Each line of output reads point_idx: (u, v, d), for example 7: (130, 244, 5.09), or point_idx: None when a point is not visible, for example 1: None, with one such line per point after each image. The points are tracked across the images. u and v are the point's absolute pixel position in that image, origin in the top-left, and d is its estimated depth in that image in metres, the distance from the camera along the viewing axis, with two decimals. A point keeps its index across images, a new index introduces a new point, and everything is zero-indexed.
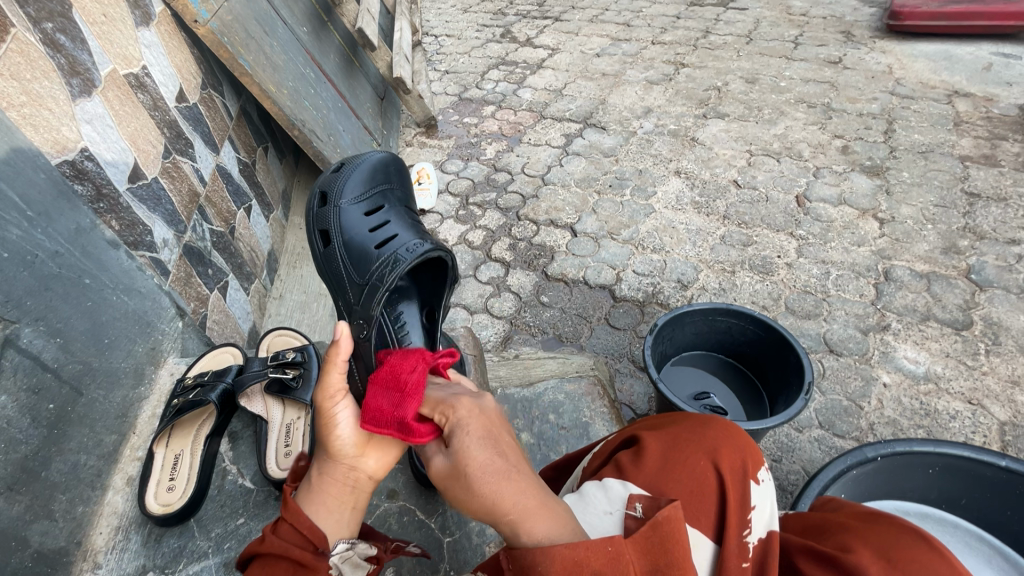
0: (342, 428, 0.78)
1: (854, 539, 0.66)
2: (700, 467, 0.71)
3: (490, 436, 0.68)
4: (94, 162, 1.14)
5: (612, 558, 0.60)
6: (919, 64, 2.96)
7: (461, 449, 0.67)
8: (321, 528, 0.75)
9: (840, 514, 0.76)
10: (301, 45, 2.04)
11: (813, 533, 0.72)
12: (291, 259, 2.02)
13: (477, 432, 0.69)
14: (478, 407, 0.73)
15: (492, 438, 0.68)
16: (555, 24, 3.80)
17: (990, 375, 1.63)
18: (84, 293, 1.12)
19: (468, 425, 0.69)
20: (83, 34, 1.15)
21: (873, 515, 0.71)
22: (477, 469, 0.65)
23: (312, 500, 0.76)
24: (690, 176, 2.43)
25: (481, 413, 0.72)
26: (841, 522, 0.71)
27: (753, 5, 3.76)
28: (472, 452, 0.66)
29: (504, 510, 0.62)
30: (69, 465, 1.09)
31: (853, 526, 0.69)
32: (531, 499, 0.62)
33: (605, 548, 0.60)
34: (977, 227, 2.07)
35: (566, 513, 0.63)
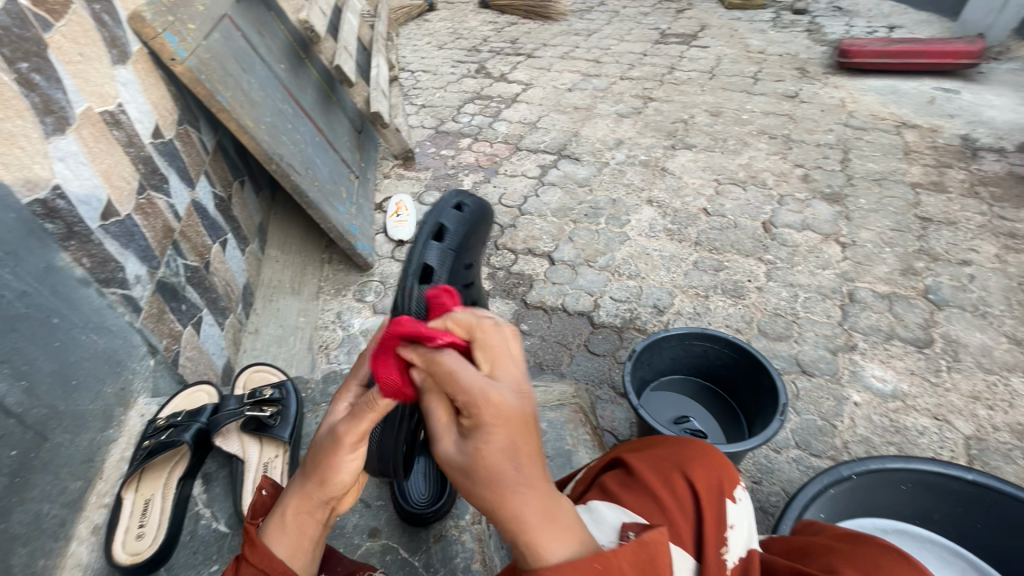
0: (341, 476, 0.70)
1: (840, 562, 0.67)
2: (674, 481, 0.74)
3: (514, 447, 0.53)
4: (66, 200, 1.11)
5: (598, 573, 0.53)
6: (868, 98, 3.17)
7: (478, 458, 0.53)
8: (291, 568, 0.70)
9: (824, 537, 0.77)
10: (279, 81, 2.07)
11: (800, 556, 0.73)
12: (267, 292, 2.02)
13: (500, 441, 0.53)
14: (509, 403, 0.54)
15: (514, 451, 0.53)
16: (527, 61, 3.94)
17: (953, 392, 1.69)
18: (52, 333, 1.09)
19: (491, 433, 0.53)
20: (58, 73, 1.15)
21: (855, 536, 0.73)
22: (490, 484, 0.53)
23: (277, 541, 0.70)
24: (661, 205, 2.51)
25: (514, 411, 0.54)
26: (825, 544, 0.73)
27: (714, 43, 3.98)
28: (486, 467, 0.53)
29: (512, 528, 0.54)
30: (31, 515, 1.04)
31: (838, 546, 0.71)
32: (537, 516, 0.54)
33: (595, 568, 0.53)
34: (931, 250, 2.18)
35: (580, 525, 0.56)
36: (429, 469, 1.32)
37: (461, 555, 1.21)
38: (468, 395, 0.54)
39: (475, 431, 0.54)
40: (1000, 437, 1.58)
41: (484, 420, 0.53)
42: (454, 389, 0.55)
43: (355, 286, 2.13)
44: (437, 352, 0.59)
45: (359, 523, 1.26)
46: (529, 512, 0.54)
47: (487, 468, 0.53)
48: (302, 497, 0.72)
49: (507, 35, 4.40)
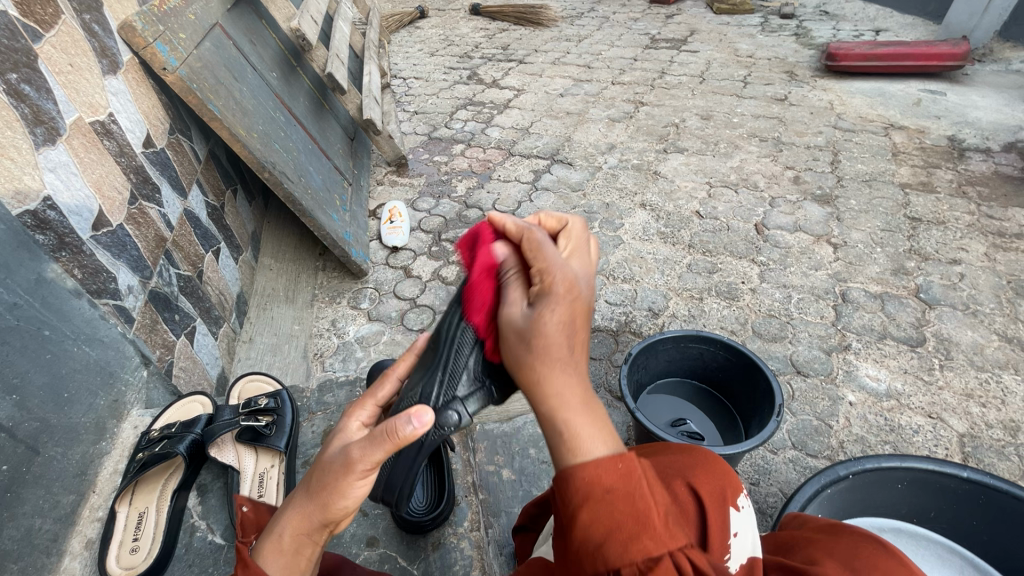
0: (344, 502, 0.74)
1: (818, 552, 0.68)
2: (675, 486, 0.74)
3: (570, 322, 0.71)
4: (57, 211, 1.10)
5: (625, 474, 0.61)
6: (856, 101, 3.20)
7: (540, 324, 0.71)
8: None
9: (807, 530, 0.78)
10: (270, 90, 2.07)
11: (784, 549, 0.74)
12: (261, 301, 2.01)
13: (561, 315, 0.71)
14: (575, 289, 0.75)
15: (571, 326, 0.71)
16: (519, 67, 3.96)
17: (946, 390, 1.71)
18: (43, 346, 1.08)
19: (556, 305, 0.72)
20: (48, 83, 1.14)
21: (834, 528, 0.74)
22: (545, 352, 0.69)
23: (273, 559, 0.72)
24: (655, 209, 2.52)
25: (581, 295, 0.75)
26: (806, 537, 0.74)
27: (704, 48, 4.02)
28: (551, 333, 0.70)
29: (552, 395, 0.68)
30: (23, 530, 1.02)
31: (817, 538, 0.72)
32: (576, 397, 0.67)
33: (617, 467, 0.62)
34: (922, 250, 2.20)
35: (613, 428, 0.67)
36: (429, 478, 1.32)
37: (460, 563, 1.20)
38: (546, 270, 0.77)
39: (546, 301, 0.73)
40: (994, 434, 1.59)
41: (556, 293, 0.73)
42: (539, 267, 0.78)
43: (350, 293, 2.13)
44: (524, 238, 0.84)
45: (356, 533, 1.25)
46: (570, 394, 0.68)
47: (545, 338, 0.70)
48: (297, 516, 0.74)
49: (498, 42, 4.42)
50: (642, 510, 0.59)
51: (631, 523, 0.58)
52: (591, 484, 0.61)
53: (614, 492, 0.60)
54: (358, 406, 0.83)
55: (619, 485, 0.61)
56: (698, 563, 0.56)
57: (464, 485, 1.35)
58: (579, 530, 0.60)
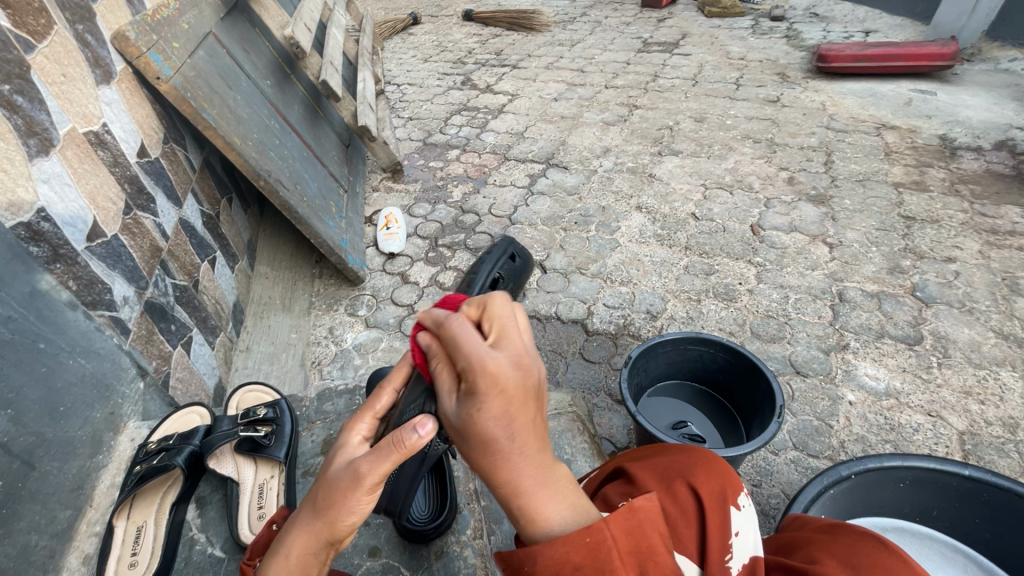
0: (348, 520, 0.73)
1: (819, 552, 0.68)
2: (676, 489, 0.73)
3: (508, 417, 0.60)
4: (51, 222, 1.09)
5: (592, 549, 0.56)
6: (848, 101, 3.23)
7: (471, 425, 0.60)
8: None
9: (809, 530, 0.78)
10: (265, 98, 2.07)
11: (783, 551, 0.74)
12: (258, 309, 2.00)
13: (495, 410, 0.60)
14: (506, 378, 0.61)
15: (509, 420, 0.60)
16: (512, 72, 3.97)
17: (945, 387, 1.71)
18: (38, 359, 1.07)
19: (487, 403, 0.60)
20: (41, 94, 1.14)
21: (835, 527, 0.74)
22: (484, 446, 0.60)
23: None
24: (651, 211, 2.53)
25: (512, 383, 0.61)
26: (807, 537, 0.74)
27: (696, 51, 4.05)
28: (486, 432, 0.60)
29: (508, 491, 0.60)
30: (20, 547, 1.01)
31: (818, 539, 0.72)
32: (530, 479, 0.60)
33: (585, 540, 0.56)
34: (916, 248, 2.22)
35: (575, 495, 0.60)
36: (430, 487, 1.31)
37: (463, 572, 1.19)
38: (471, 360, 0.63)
39: (473, 399, 0.61)
40: (993, 430, 1.60)
41: (482, 389, 0.61)
42: (462, 358, 0.64)
43: (347, 301, 2.12)
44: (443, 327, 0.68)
45: (358, 543, 1.24)
46: (521, 482, 0.60)
47: (482, 436, 0.60)
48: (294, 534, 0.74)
49: (491, 47, 4.44)
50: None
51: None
52: (557, 567, 0.55)
53: (583, 570, 0.55)
54: (359, 416, 0.81)
55: (587, 560, 0.55)
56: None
57: (466, 492, 1.34)
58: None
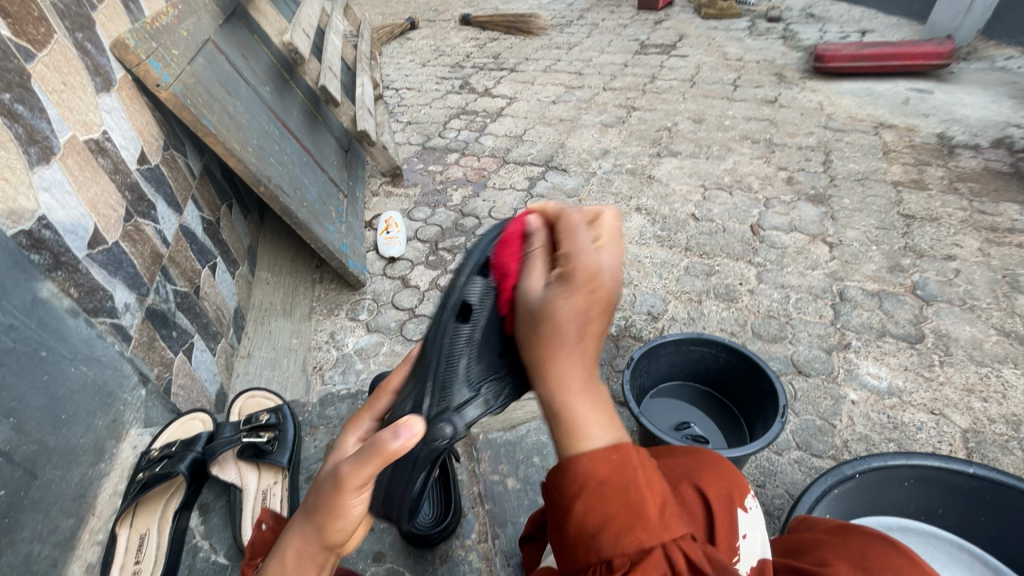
0: (340, 523, 0.72)
1: (828, 553, 0.68)
2: (683, 490, 0.73)
3: (585, 315, 0.71)
4: (52, 230, 1.09)
5: (619, 465, 0.65)
6: (846, 101, 3.24)
7: (552, 309, 0.70)
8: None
9: (818, 531, 0.77)
10: (264, 104, 2.07)
11: (792, 554, 0.74)
12: (258, 315, 2.00)
13: (578, 304, 0.70)
14: (600, 279, 0.71)
15: (584, 319, 0.71)
16: (510, 75, 3.98)
17: (947, 385, 1.71)
18: (40, 367, 1.06)
19: (576, 296, 0.70)
20: (41, 102, 1.14)
21: (844, 527, 0.74)
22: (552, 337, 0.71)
23: None
24: (650, 213, 2.53)
25: (604, 288, 0.71)
26: (816, 539, 0.73)
27: (693, 52, 4.06)
28: (561, 323, 0.70)
29: (557, 385, 0.71)
30: (22, 556, 1.00)
31: (828, 540, 0.71)
32: (579, 387, 0.71)
33: (612, 456, 0.66)
34: (917, 246, 2.22)
35: (612, 417, 0.71)
36: (435, 492, 1.31)
37: None
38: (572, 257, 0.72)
39: (565, 288, 0.71)
40: (996, 428, 1.60)
41: (576, 280, 0.70)
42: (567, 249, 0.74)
43: (348, 305, 2.11)
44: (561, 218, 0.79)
45: (362, 548, 1.23)
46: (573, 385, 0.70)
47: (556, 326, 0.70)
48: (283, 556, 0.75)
49: (489, 51, 4.45)
50: (635, 498, 0.62)
51: (624, 517, 0.61)
52: (585, 479, 0.65)
53: (607, 484, 0.64)
54: (347, 424, 0.82)
55: (612, 476, 0.64)
56: (689, 554, 0.59)
57: (470, 496, 1.34)
58: (574, 525, 0.64)
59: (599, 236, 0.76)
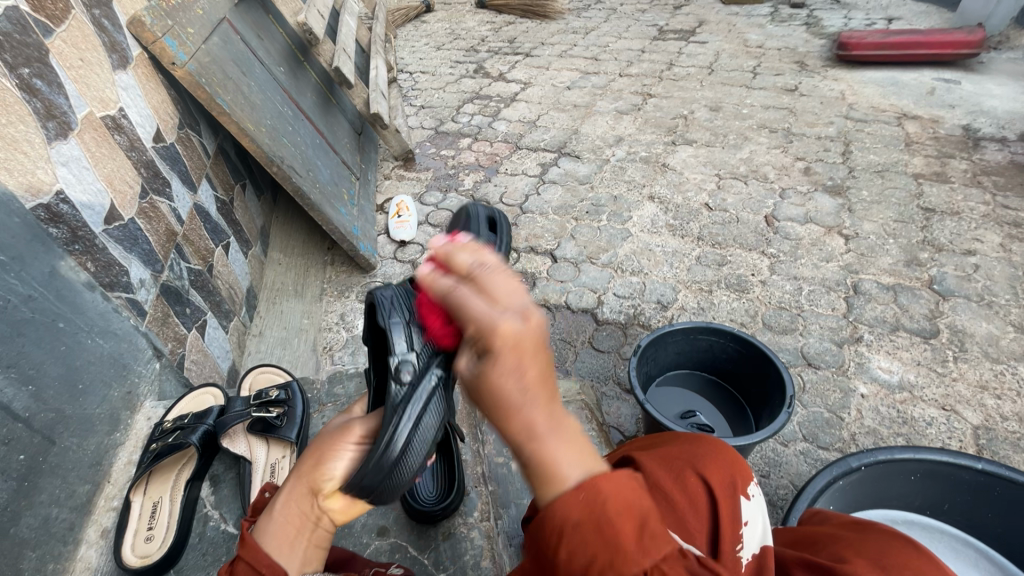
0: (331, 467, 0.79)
1: (845, 549, 0.67)
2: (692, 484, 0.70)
3: (519, 366, 0.59)
4: (69, 205, 1.12)
5: (590, 507, 0.55)
6: (868, 90, 3.16)
7: (488, 375, 0.60)
8: (279, 563, 0.72)
9: (832, 526, 0.78)
10: (278, 84, 2.08)
11: (806, 547, 0.74)
12: (271, 294, 2.02)
13: (508, 362, 0.59)
14: (520, 333, 0.60)
15: (522, 371, 0.59)
16: (525, 60, 3.94)
17: (961, 381, 1.68)
18: (58, 338, 1.09)
19: (501, 358, 0.59)
20: (59, 78, 1.15)
21: (859, 525, 0.74)
22: (500, 405, 0.59)
23: (267, 530, 0.75)
24: (663, 201, 2.51)
25: (524, 337, 0.60)
26: (834, 534, 0.73)
27: (712, 39, 3.97)
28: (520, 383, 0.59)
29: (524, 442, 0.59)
30: (40, 519, 1.03)
31: (847, 537, 0.71)
32: (541, 426, 0.59)
33: (585, 499, 0.56)
34: (936, 241, 2.17)
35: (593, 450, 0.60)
36: (437, 472, 1.31)
37: (469, 554, 1.20)
38: (478, 313, 0.62)
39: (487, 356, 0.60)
40: (1009, 426, 1.57)
41: (492, 349, 0.60)
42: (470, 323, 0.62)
43: (358, 287, 2.13)
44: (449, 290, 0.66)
45: (368, 523, 1.25)
46: (536, 424, 0.59)
47: (494, 389, 0.59)
48: (291, 490, 0.79)
49: (504, 35, 4.40)
50: (610, 532, 0.54)
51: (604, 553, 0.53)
52: (563, 524, 0.55)
53: (581, 528, 0.55)
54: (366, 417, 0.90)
55: (588, 523, 0.55)
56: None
57: (474, 475, 1.35)
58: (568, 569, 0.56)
59: (484, 277, 0.67)
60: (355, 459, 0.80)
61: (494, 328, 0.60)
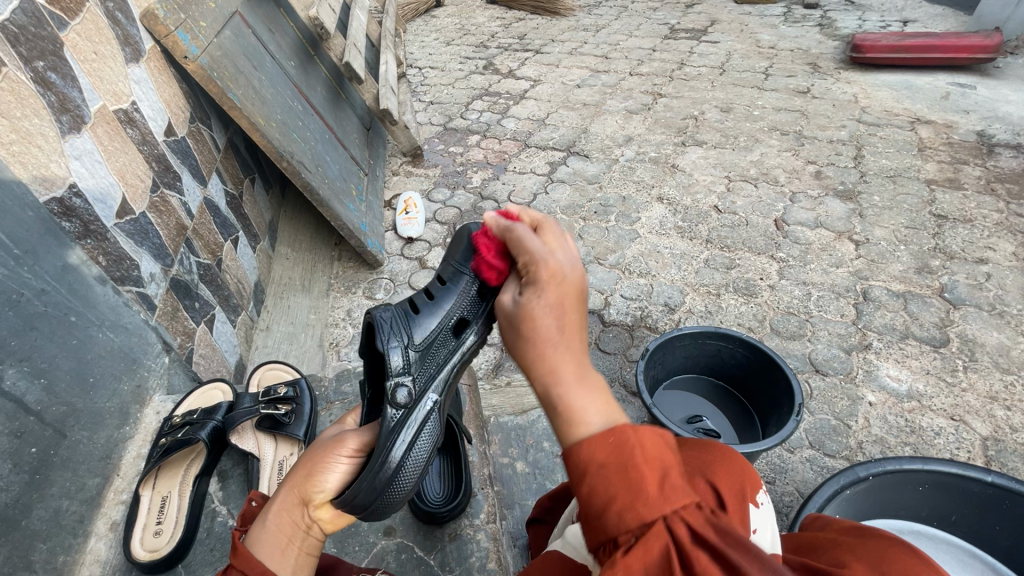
0: (325, 478, 0.80)
1: (846, 555, 0.64)
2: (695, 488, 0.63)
3: (559, 302, 0.74)
4: (82, 198, 1.12)
5: (617, 446, 0.59)
6: (882, 94, 3.12)
7: (529, 309, 0.74)
8: (275, 566, 0.71)
9: (830, 532, 0.75)
10: (288, 79, 2.07)
11: (807, 553, 0.70)
12: (278, 289, 2.03)
13: (551, 296, 0.75)
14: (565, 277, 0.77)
15: (561, 306, 0.74)
16: (535, 57, 3.92)
17: (970, 392, 1.67)
18: (70, 332, 1.10)
19: (545, 290, 0.75)
20: (73, 71, 1.15)
21: (859, 529, 0.71)
22: (534, 335, 0.72)
23: (258, 539, 0.74)
24: (672, 203, 2.49)
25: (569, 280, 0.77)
26: (833, 539, 0.70)
27: (724, 39, 3.94)
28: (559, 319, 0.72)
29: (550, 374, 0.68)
30: (51, 512, 1.04)
31: (847, 541, 0.67)
32: (568, 370, 0.68)
33: (609, 440, 0.60)
34: (947, 248, 2.15)
35: (615, 404, 0.66)
36: (443, 471, 1.31)
37: (475, 555, 1.20)
38: (531, 261, 0.80)
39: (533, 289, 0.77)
40: (1019, 437, 1.56)
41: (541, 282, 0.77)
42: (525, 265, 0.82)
43: (365, 283, 2.13)
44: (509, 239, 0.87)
45: (374, 522, 1.26)
46: (565, 373, 0.68)
47: (532, 317, 0.73)
48: (285, 499, 0.78)
49: (515, 31, 4.38)
50: (634, 477, 0.56)
51: (622, 486, 0.56)
52: (585, 464, 0.59)
53: (608, 467, 0.58)
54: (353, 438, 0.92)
55: (611, 459, 0.58)
56: (691, 522, 0.54)
57: (480, 476, 1.35)
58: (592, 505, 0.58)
59: (549, 239, 0.85)
60: (349, 468, 0.83)
61: (539, 270, 0.78)
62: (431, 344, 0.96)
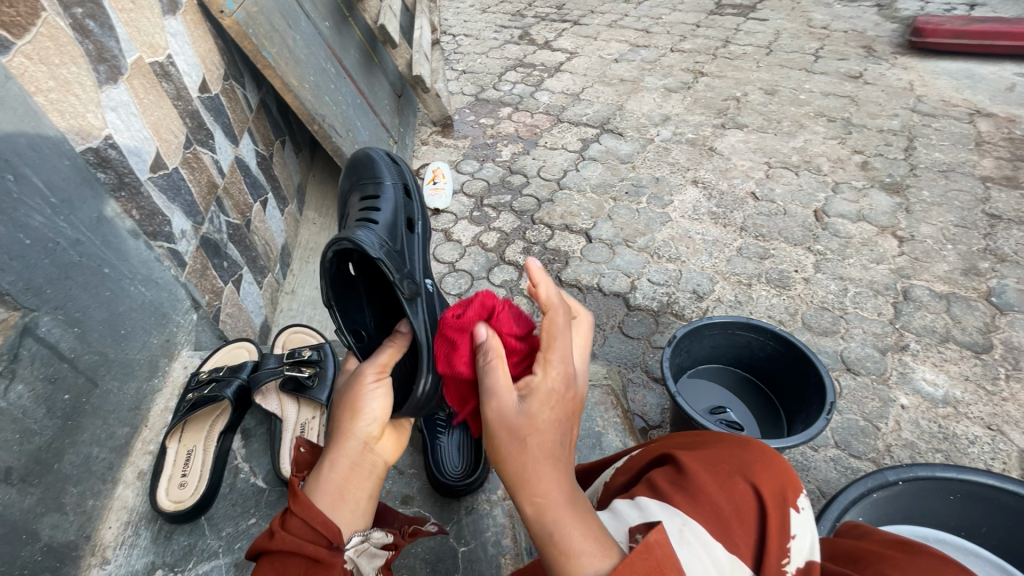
0: (369, 407, 0.81)
1: (893, 571, 0.61)
2: (739, 493, 0.62)
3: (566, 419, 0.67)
4: (117, 150, 1.12)
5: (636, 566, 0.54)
6: (940, 82, 2.94)
7: (538, 417, 0.65)
8: (335, 521, 0.72)
9: (872, 542, 0.72)
10: (323, 39, 2.03)
11: (848, 564, 0.67)
12: (304, 254, 2.03)
13: (557, 410, 0.67)
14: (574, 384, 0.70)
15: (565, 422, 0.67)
16: (574, 28, 3.79)
17: (1011, 402, 1.60)
18: (103, 283, 1.11)
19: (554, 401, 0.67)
20: (111, 20, 1.14)
21: (905, 544, 0.67)
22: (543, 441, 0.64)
23: (320, 489, 0.74)
24: (707, 187, 2.41)
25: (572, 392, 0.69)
26: (877, 552, 0.66)
27: (774, 16, 3.74)
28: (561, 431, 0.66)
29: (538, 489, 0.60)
30: (81, 457, 1.07)
31: (893, 556, 0.64)
32: (560, 496, 0.60)
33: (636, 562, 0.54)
34: (998, 250, 2.04)
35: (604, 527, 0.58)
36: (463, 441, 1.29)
37: (490, 530, 1.21)
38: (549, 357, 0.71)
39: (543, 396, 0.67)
40: None
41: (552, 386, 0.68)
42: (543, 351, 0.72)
43: None
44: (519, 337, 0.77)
45: (391, 491, 1.27)
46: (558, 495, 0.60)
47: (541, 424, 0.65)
48: (337, 448, 0.77)
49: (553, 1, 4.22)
50: None
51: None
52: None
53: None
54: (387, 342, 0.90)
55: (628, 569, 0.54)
56: None
57: None
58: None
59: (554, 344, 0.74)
60: (385, 390, 0.83)
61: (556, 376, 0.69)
62: (400, 242, 1.11)
